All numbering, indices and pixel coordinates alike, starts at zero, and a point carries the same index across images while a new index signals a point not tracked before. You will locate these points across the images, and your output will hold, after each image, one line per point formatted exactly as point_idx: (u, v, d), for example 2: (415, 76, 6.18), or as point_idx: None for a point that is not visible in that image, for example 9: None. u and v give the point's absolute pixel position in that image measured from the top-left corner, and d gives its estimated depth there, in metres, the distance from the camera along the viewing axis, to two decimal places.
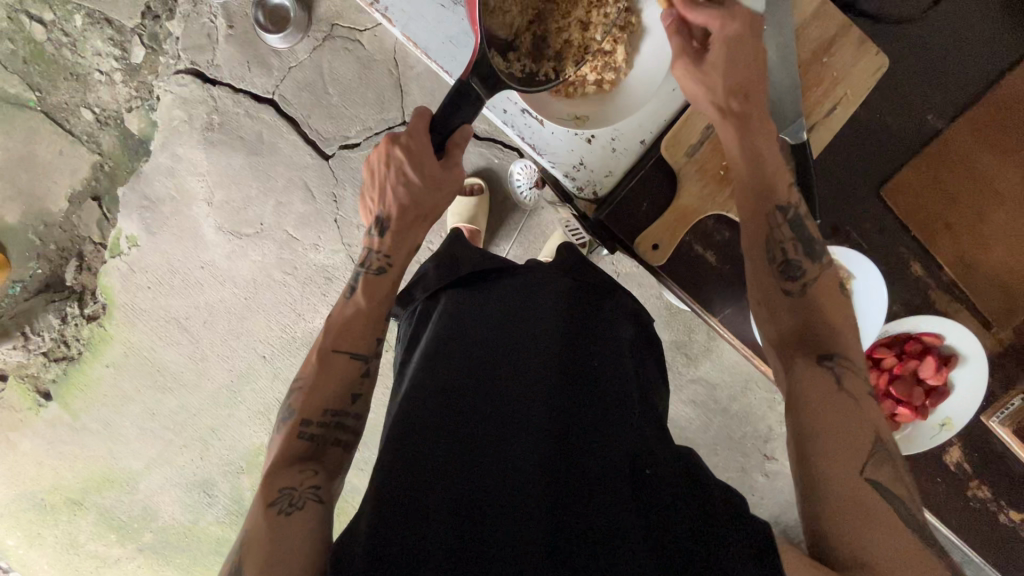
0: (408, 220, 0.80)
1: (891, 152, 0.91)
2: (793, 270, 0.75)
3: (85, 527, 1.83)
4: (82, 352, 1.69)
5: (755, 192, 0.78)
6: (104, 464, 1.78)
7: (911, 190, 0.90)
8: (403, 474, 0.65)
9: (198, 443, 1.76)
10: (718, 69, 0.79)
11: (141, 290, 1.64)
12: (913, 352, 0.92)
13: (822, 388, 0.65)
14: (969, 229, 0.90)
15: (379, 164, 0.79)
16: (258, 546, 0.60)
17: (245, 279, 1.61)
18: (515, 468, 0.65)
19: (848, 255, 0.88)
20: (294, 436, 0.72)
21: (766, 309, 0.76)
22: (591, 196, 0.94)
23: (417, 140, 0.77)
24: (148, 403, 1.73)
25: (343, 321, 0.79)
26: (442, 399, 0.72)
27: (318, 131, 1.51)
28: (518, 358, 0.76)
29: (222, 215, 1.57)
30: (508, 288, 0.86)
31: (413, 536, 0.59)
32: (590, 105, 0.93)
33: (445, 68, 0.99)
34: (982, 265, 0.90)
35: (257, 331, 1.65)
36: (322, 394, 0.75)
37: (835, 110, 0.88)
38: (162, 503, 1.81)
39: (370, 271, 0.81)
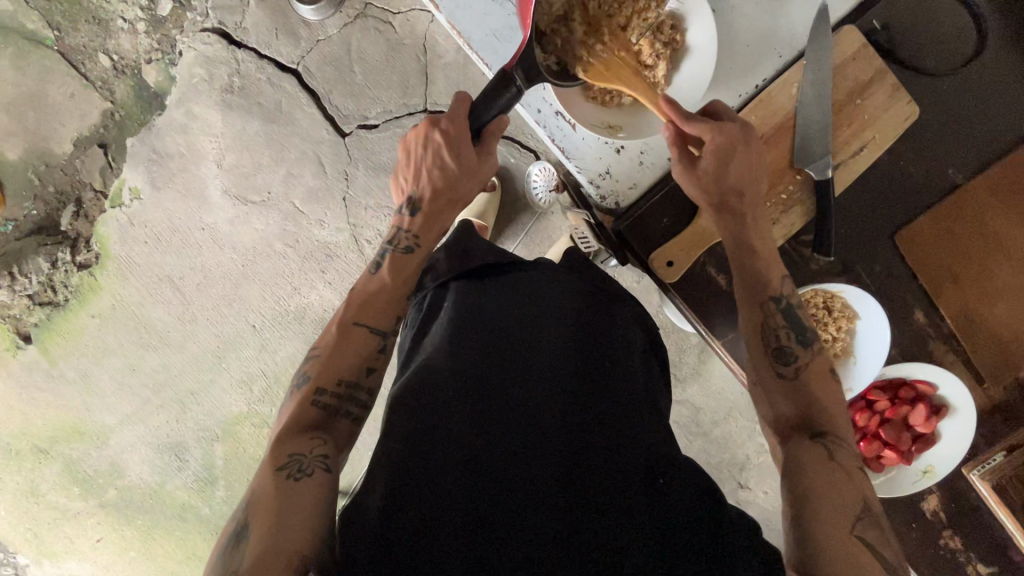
0: (439, 201, 0.83)
1: (906, 200, 0.93)
2: (786, 356, 0.77)
3: (48, 477, 1.79)
4: (68, 299, 1.66)
5: (746, 281, 0.81)
6: (76, 416, 1.75)
7: (924, 237, 0.92)
8: (413, 462, 0.65)
9: (176, 405, 1.73)
10: (710, 175, 0.82)
11: (139, 244, 1.61)
12: (905, 399, 0.96)
13: (813, 456, 0.68)
14: (976, 284, 0.91)
15: (418, 146, 0.83)
16: (262, 512, 0.59)
17: (245, 246, 1.59)
18: (527, 468, 0.65)
19: (853, 297, 0.89)
20: (307, 403, 0.71)
21: (760, 393, 0.78)
22: (613, 206, 0.94)
23: (456, 126, 0.80)
24: (129, 359, 1.70)
25: (366, 295, 0.78)
26: (452, 393, 0.72)
27: (339, 107, 1.50)
28: (529, 358, 0.76)
29: (231, 179, 1.56)
30: (521, 284, 0.86)
31: (424, 536, 0.59)
32: (626, 116, 0.89)
33: (484, 60, 0.99)
34: (983, 321, 0.91)
35: (250, 301, 1.63)
36: (337, 364, 0.74)
37: (862, 152, 0.90)
38: (130, 462, 1.78)
39: (397, 248, 0.82)
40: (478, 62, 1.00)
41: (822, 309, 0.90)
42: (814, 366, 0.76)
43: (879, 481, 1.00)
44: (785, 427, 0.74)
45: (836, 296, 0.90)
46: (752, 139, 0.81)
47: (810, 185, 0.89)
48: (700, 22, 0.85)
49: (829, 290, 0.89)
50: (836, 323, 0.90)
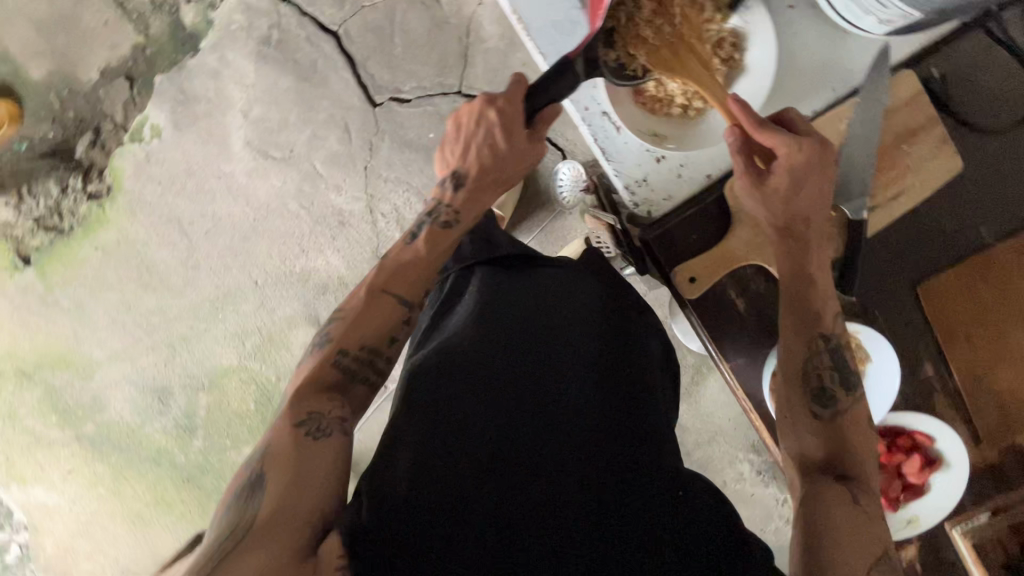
0: (485, 181, 0.81)
1: (933, 253, 0.93)
2: (827, 395, 0.76)
3: (28, 401, 1.79)
4: (73, 227, 1.64)
5: (799, 312, 0.81)
6: (65, 345, 1.73)
7: (946, 291, 0.92)
8: (439, 449, 0.66)
9: (166, 349, 1.72)
10: (779, 194, 0.80)
11: (153, 183, 1.60)
12: (902, 447, 0.91)
13: (841, 500, 0.68)
14: (986, 345, 0.92)
15: (470, 122, 0.81)
16: (281, 470, 0.59)
17: (259, 201, 1.58)
18: (553, 470, 0.66)
19: (868, 338, 0.89)
20: (328, 364, 0.69)
21: (788, 426, 0.77)
22: (645, 215, 0.92)
23: (513, 109, 0.78)
24: (126, 296, 1.69)
25: (399, 262, 0.76)
26: (481, 385, 0.72)
27: (373, 76, 1.48)
28: (558, 359, 0.77)
29: (255, 131, 1.54)
30: (550, 280, 0.85)
31: (452, 527, 0.60)
32: (673, 126, 0.90)
33: (541, 50, 0.98)
34: (988, 382, 0.92)
35: (256, 256, 1.62)
36: (362, 330, 0.72)
37: (898, 200, 0.90)
38: (112, 399, 1.77)
39: (437, 221, 0.79)
40: (531, 50, 0.99)
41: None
42: (853, 410, 0.76)
43: None
44: (811, 466, 0.73)
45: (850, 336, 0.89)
46: (828, 162, 0.79)
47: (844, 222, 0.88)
48: (762, 44, 0.85)
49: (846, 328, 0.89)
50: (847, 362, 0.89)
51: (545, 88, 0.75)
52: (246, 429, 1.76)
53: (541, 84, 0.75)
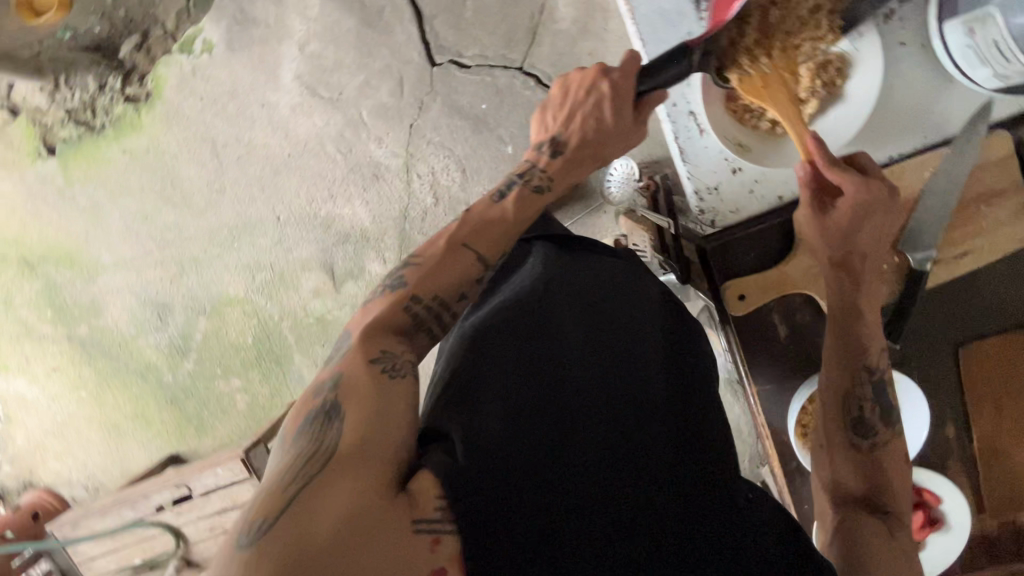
0: (581, 155, 0.73)
1: (979, 321, 0.93)
2: (866, 428, 0.78)
3: (26, 292, 1.76)
4: (105, 127, 1.62)
5: (847, 344, 0.80)
6: (74, 243, 1.71)
7: (989, 360, 0.92)
8: (510, 438, 0.57)
9: (174, 267, 1.70)
10: (840, 228, 0.77)
11: (194, 98, 1.57)
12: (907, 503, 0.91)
13: (876, 534, 0.70)
14: (1015, 421, 0.92)
15: (578, 88, 0.72)
16: (359, 405, 0.51)
17: (298, 137, 1.56)
18: (651, 463, 0.62)
19: (903, 389, 0.87)
20: (397, 308, 0.59)
21: (827, 455, 0.79)
22: (708, 224, 0.92)
23: (627, 83, 0.70)
24: (145, 206, 1.66)
25: (484, 218, 0.66)
26: (568, 362, 0.66)
27: (438, 35, 1.45)
28: (629, 350, 0.69)
29: (308, 67, 1.51)
30: (616, 258, 0.80)
31: (557, 513, 0.55)
32: (761, 139, 0.86)
33: (641, 36, 0.91)
34: (1007, 457, 0.92)
35: (283, 192, 1.60)
36: (440, 278, 0.61)
37: (964, 257, 0.89)
38: (111, 306, 1.75)
39: (528, 183, 0.69)
40: (631, 33, 0.93)
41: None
42: (891, 446, 0.77)
43: None
44: (846, 497, 0.75)
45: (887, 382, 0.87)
46: (891, 201, 0.75)
47: (903, 271, 0.87)
48: (867, 73, 0.83)
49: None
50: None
51: (665, 66, 0.68)
52: (238, 361, 1.75)
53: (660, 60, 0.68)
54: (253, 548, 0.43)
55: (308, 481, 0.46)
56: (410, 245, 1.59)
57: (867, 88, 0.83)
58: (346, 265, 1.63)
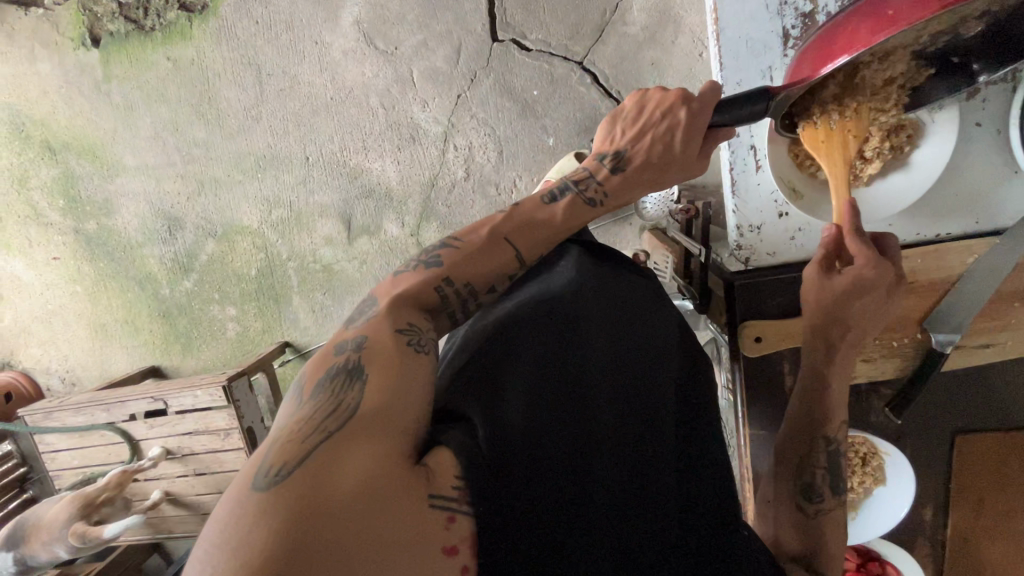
0: (642, 176, 0.68)
1: (980, 406, 0.91)
2: (814, 492, 0.74)
3: (42, 177, 1.75)
4: (154, 29, 1.58)
5: (809, 408, 0.77)
6: (100, 139, 1.69)
7: (978, 452, 0.92)
8: (528, 451, 0.48)
9: (195, 184, 1.69)
10: (840, 297, 0.73)
11: (248, 20, 1.53)
12: (869, 570, 0.96)
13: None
14: (991, 515, 0.94)
15: (653, 109, 0.68)
16: (382, 369, 0.45)
17: (344, 83, 1.53)
18: (668, 504, 0.55)
19: (893, 465, 0.87)
20: (429, 287, 0.55)
21: (772, 513, 0.76)
22: (741, 261, 0.91)
23: (702, 116, 0.66)
24: (178, 118, 1.65)
25: (530, 217, 0.63)
26: (604, 373, 0.58)
27: (506, 11, 1.42)
28: (658, 366, 0.62)
29: (370, 14, 1.48)
30: (651, 277, 0.72)
31: (568, 541, 0.48)
32: (816, 187, 0.85)
33: (721, 60, 0.90)
34: (974, 547, 0.96)
35: (317, 134, 1.59)
36: (476, 267, 0.58)
37: (985, 348, 0.85)
38: (124, 209, 1.74)
39: (582, 194, 0.66)
40: (713, 57, 0.91)
41: (858, 458, 0.87)
42: (834, 515, 0.73)
43: None
44: (784, 557, 0.71)
45: (879, 454, 0.87)
46: (894, 287, 0.74)
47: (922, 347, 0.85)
48: (935, 148, 0.82)
49: (877, 445, 0.87)
50: (860, 477, 0.87)
51: (744, 105, 0.66)
52: (237, 290, 1.76)
53: (739, 97, 0.66)
54: (266, 493, 0.36)
55: (326, 437, 0.40)
56: (431, 215, 1.60)
57: (931, 164, 0.83)
58: (364, 220, 1.64)
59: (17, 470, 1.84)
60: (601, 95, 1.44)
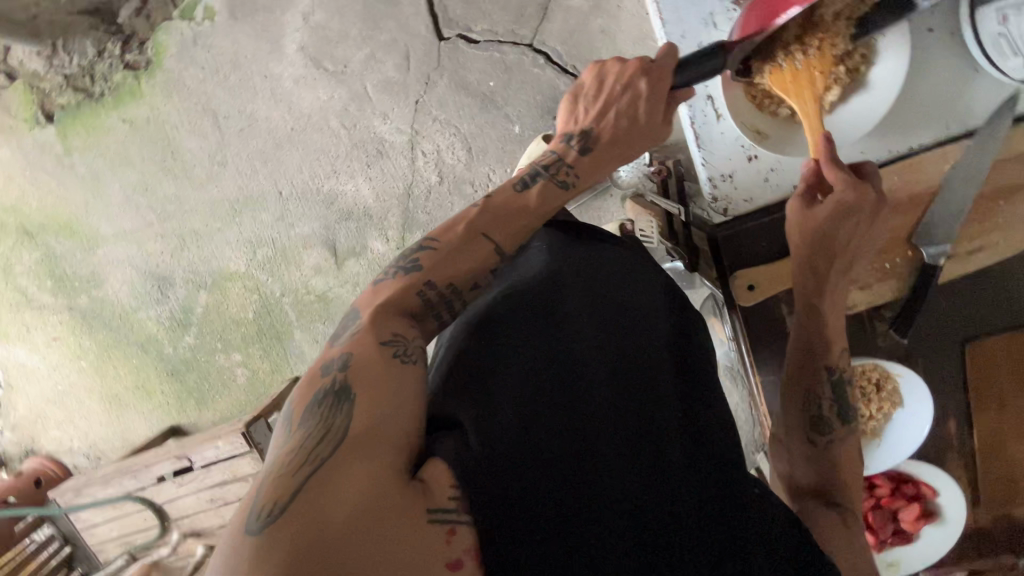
0: (610, 152, 0.68)
1: (982, 305, 0.89)
2: (823, 424, 0.76)
3: (25, 262, 1.75)
4: (104, 94, 1.58)
5: (807, 341, 0.77)
6: (73, 215, 1.69)
7: (990, 358, 0.90)
8: (524, 443, 0.49)
9: (175, 240, 1.69)
10: (824, 226, 0.73)
11: (194, 67, 1.53)
12: (905, 493, 0.91)
13: (829, 520, 0.70)
14: (1018, 418, 0.91)
15: (614, 82, 0.68)
16: (364, 390, 0.46)
17: (301, 111, 1.52)
18: (685, 478, 0.54)
19: (908, 384, 0.86)
20: (410, 292, 0.55)
21: (786, 449, 0.79)
22: (720, 212, 0.90)
23: (662, 85, 0.67)
24: (145, 178, 1.64)
25: (504, 207, 0.61)
26: (591, 356, 0.57)
27: (447, 7, 1.41)
28: (649, 335, 0.62)
29: (311, 37, 1.47)
30: (631, 248, 0.71)
31: (582, 524, 0.48)
32: (777, 126, 0.84)
33: (661, 15, 0.88)
34: (1011, 454, 0.92)
35: (286, 167, 1.58)
36: (456, 266, 0.57)
37: (979, 252, 0.88)
38: (111, 277, 1.74)
39: (552, 177, 0.64)
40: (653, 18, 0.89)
41: (870, 383, 0.86)
42: (843, 444, 0.76)
43: None
44: (801, 489, 0.77)
45: (892, 377, 0.86)
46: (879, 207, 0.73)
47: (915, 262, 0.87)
48: (892, 62, 0.79)
49: (887, 368, 0.86)
50: (878, 402, 0.86)
51: (704, 62, 0.67)
52: (239, 335, 1.75)
53: (697, 55, 0.67)
54: (264, 533, 0.37)
55: (318, 465, 0.41)
56: (412, 225, 1.56)
57: (890, 80, 0.80)
58: (349, 243, 1.62)
59: (61, 552, 1.86)
60: (558, 73, 1.41)
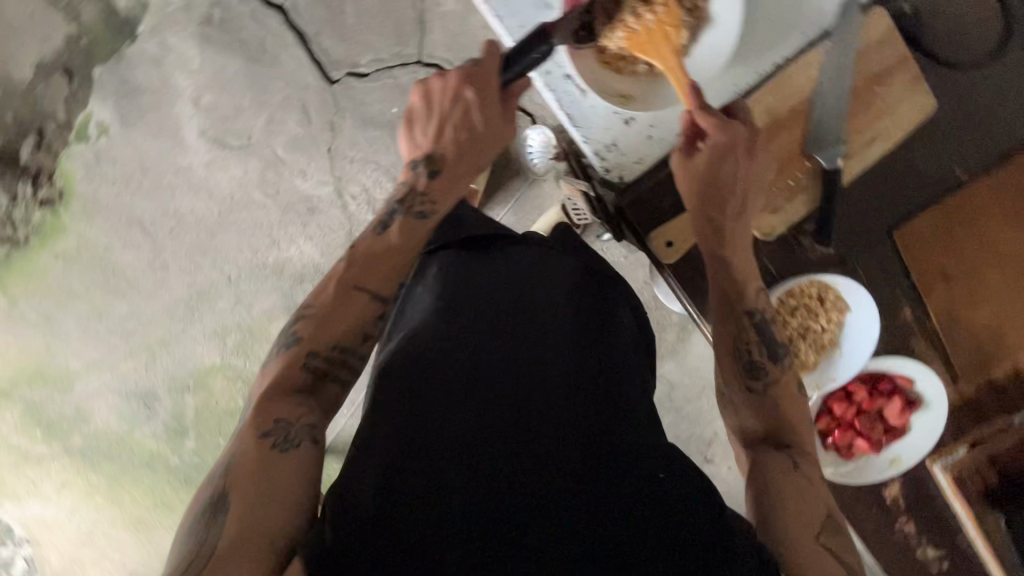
0: (461, 165, 0.76)
1: (904, 189, 0.89)
2: (756, 368, 0.76)
3: (11, 420, 1.74)
4: (28, 237, 1.56)
5: (722, 288, 0.79)
6: (42, 362, 1.68)
7: (920, 234, 0.88)
8: (399, 458, 0.57)
9: (145, 352, 1.67)
10: (707, 170, 0.77)
11: (108, 183, 1.51)
12: (885, 391, 0.88)
13: (780, 467, 0.67)
14: (964, 283, 0.88)
15: (442, 99, 0.75)
16: (247, 478, 0.54)
17: (222, 194, 1.51)
18: (536, 443, 0.60)
19: (852, 294, 0.84)
20: (297, 365, 0.64)
21: (727, 402, 0.77)
22: (617, 180, 0.88)
23: (490, 89, 0.74)
24: (96, 304, 1.62)
25: (368, 253, 0.69)
26: (470, 366, 0.66)
27: (326, 50, 1.40)
28: (525, 337, 0.71)
29: (207, 119, 1.45)
30: (519, 254, 0.80)
31: (461, 511, 0.55)
32: (641, 84, 0.82)
33: (490, 8, 0.85)
34: (966, 321, 0.88)
35: (225, 250, 1.56)
36: (335, 326, 0.66)
37: (872, 144, 0.85)
38: (95, 409, 1.72)
39: (410, 211, 0.72)
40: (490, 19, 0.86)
41: (813, 298, 0.84)
42: (782, 383, 0.75)
43: (847, 470, 0.90)
44: (754, 440, 0.73)
45: (830, 287, 0.84)
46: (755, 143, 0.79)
47: (818, 172, 0.84)
48: None
49: (823, 280, 0.84)
50: (826, 315, 0.84)
51: (521, 59, 0.72)
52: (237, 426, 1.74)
53: (520, 50, 0.72)
54: None
55: None
56: None
57: (731, 7, 0.78)
58: None
59: None
60: None
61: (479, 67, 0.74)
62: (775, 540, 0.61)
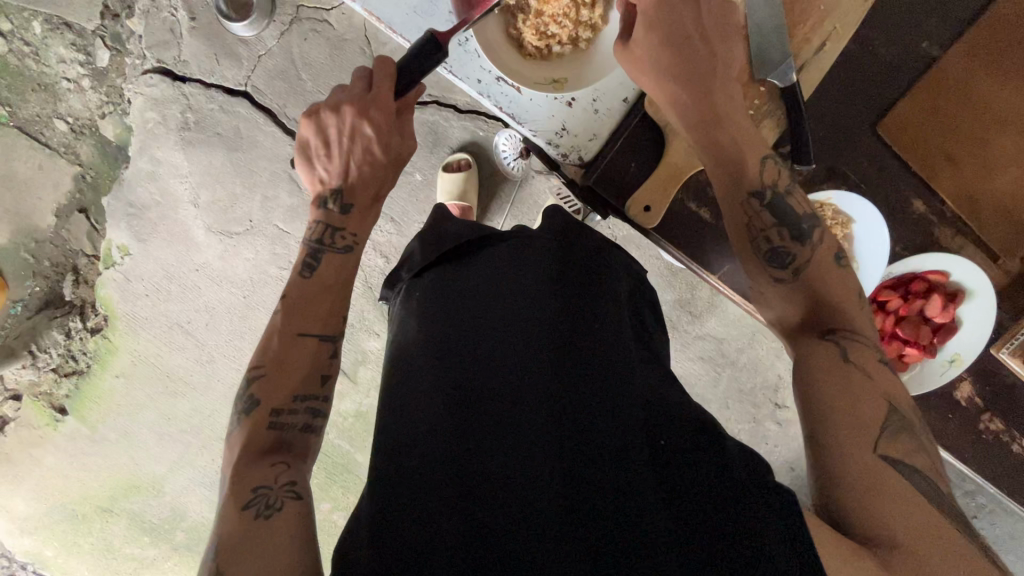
0: (370, 198, 0.80)
1: (886, 82, 0.84)
2: (779, 255, 0.72)
3: (118, 532, 1.70)
4: (90, 364, 1.58)
5: (721, 177, 0.74)
6: (128, 471, 1.65)
7: (905, 122, 0.84)
8: (400, 470, 0.61)
9: (217, 442, 1.63)
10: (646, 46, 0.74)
11: (141, 298, 1.54)
12: (919, 292, 0.88)
13: (827, 362, 0.64)
14: (971, 158, 0.84)
15: (340, 135, 0.76)
16: (235, 551, 0.56)
17: (243, 278, 1.52)
18: (515, 446, 0.60)
19: (856, 208, 0.83)
20: (264, 425, 0.69)
21: (759, 295, 0.75)
22: (577, 161, 0.88)
23: (386, 113, 0.76)
24: (162, 408, 1.61)
25: (304, 303, 0.76)
26: (458, 366, 0.69)
27: (297, 120, 1.44)
28: (507, 326, 0.72)
29: (210, 216, 1.49)
30: (498, 251, 0.82)
31: (455, 502, 0.57)
32: (571, 66, 0.88)
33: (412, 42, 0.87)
34: (986, 195, 0.84)
35: (260, 328, 1.55)
36: (290, 378, 0.72)
37: (823, 48, 0.81)
38: (190, 503, 1.67)
39: (335, 248, 0.79)
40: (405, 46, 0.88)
41: None
42: (813, 262, 0.71)
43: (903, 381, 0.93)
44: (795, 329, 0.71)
45: (824, 204, 0.84)
46: None
47: (776, 94, 0.81)
48: None
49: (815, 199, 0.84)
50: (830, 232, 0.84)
51: (414, 66, 0.75)
52: None
53: (408, 65, 0.75)
54: None
55: None
56: None
57: None
58: None
59: None
60: None
61: (371, 93, 0.76)
62: (826, 461, 0.58)
